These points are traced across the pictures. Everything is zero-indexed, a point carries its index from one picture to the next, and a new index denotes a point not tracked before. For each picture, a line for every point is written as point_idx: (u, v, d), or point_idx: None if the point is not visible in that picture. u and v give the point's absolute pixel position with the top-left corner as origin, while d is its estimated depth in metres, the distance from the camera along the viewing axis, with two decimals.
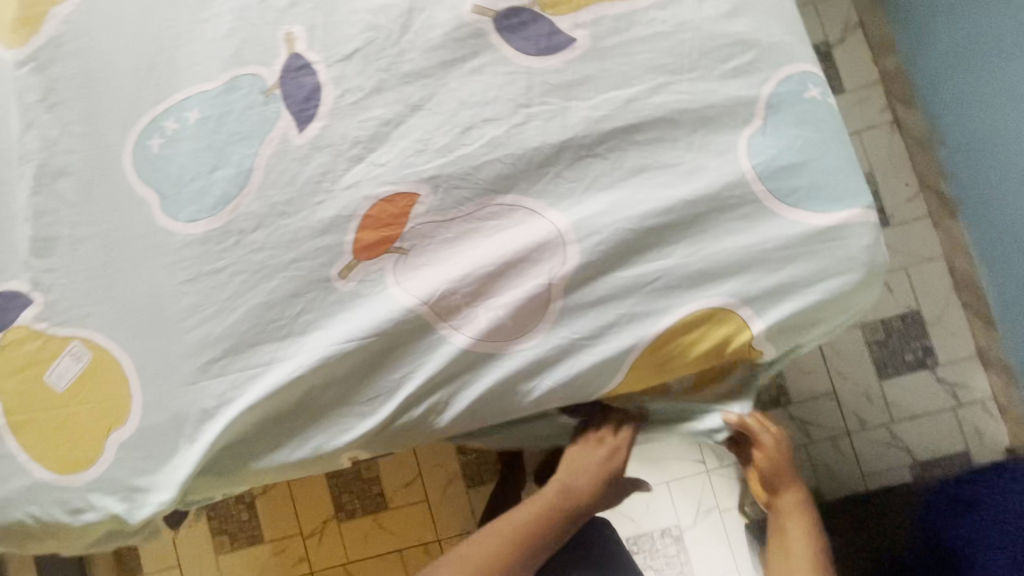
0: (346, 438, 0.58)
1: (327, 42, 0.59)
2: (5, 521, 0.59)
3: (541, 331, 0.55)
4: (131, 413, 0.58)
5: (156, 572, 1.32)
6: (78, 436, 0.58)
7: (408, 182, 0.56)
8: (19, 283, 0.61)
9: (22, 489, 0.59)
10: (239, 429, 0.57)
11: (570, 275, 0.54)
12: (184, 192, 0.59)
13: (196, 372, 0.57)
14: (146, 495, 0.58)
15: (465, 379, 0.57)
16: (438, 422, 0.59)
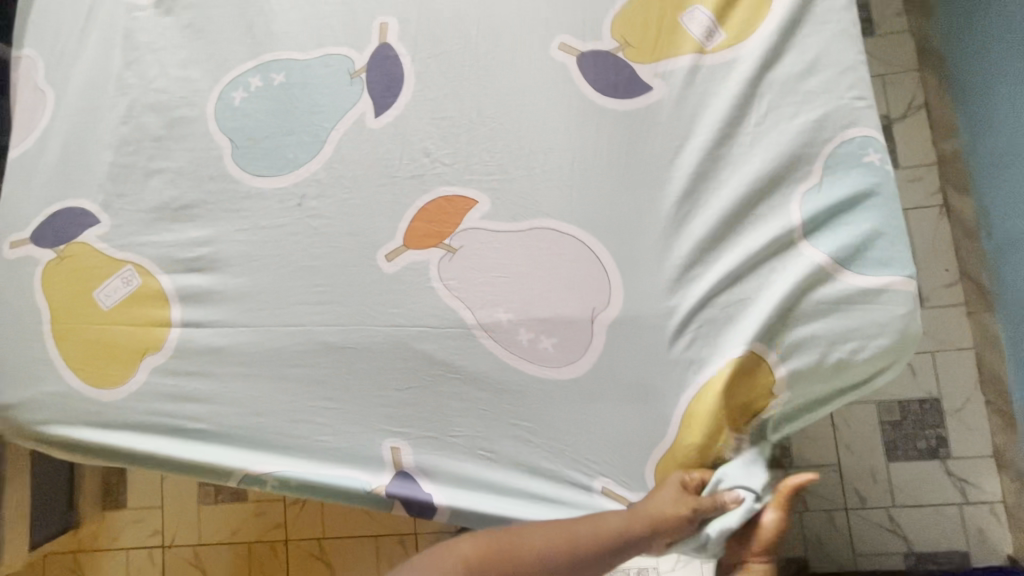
0: (349, 418, 0.57)
1: (417, 40, 0.63)
2: (21, 422, 0.62)
3: (574, 364, 0.54)
4: (164, 344, 0.60)
5: (139, 507, 1.36)
6: (108, 354, 0.61)
7: (467, 179, 0.59)
8: (92, 205, 0.66)
9: (45, 394, 0.61)
10: (257, 380, 0.58)
11: (610, 314, 0.54)
12: (257, 149, 0.63)
13: (232, 317, 0.60)
14: (152, 427, 0.59)
15: (484, 376, 0.55)
16: (442, 407, 0.56)
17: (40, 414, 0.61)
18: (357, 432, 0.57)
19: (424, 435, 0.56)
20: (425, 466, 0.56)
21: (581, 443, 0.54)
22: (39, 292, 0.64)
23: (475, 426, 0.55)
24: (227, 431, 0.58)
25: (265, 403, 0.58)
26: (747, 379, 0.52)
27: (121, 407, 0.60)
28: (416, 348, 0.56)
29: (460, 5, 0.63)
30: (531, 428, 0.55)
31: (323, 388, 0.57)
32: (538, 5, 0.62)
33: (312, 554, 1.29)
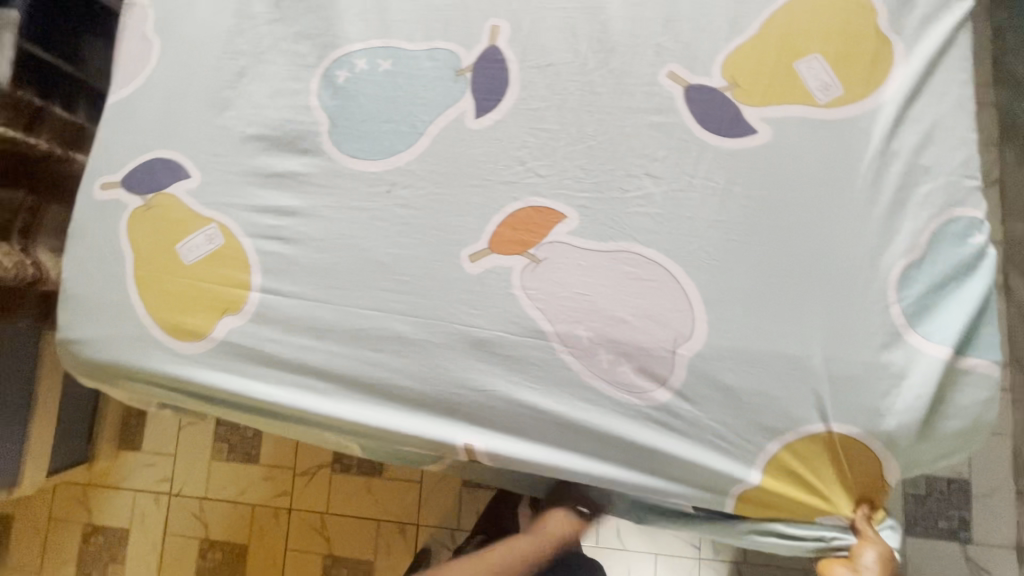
0: (421, 404, 0.61)
1: (526, 47, 0.63)
2: (102, 357, 0.66)
3: (653, 393, 0.57)
4: (246, 304, 0.64)
5: (151, 450, 1.38)
6: (193, 307, 0.64)
7: (557, 193, 0.60)
8: (185, 159, 0.67)
9: (129, 335, 0.65)
10: (333, 357, 0.62)
11: (692, 348, 0.56)
12: (354, 130, 0.64)
13: (315, 293, 0.62)
14: (232, 387, 0.63)
15: (553, 386, 0.58)
16: (503, 407, 0.59)
17: (123, 354, 0.65)
18: (432, 421, 0.61)
19: (494, 435, 0.60)
20: (496, 459, 0.61)
21: (643, 466, 0.58)
22: (126, 238, 0.67)
23: (545, 437, 0.59)
24: (298, 402, 0.62)
25: (335, 379, 0.62)
26: (854, 457, 0.54)
27: (202, 358, 0.64)
28: (485, 352, 0.60)
29: (574, 19, 0.63)
30: (597, 447, 0.58)
31: (394, 377, 0.61)
32: (652, 30, 0.62)
33: (314, 527, 1.30)
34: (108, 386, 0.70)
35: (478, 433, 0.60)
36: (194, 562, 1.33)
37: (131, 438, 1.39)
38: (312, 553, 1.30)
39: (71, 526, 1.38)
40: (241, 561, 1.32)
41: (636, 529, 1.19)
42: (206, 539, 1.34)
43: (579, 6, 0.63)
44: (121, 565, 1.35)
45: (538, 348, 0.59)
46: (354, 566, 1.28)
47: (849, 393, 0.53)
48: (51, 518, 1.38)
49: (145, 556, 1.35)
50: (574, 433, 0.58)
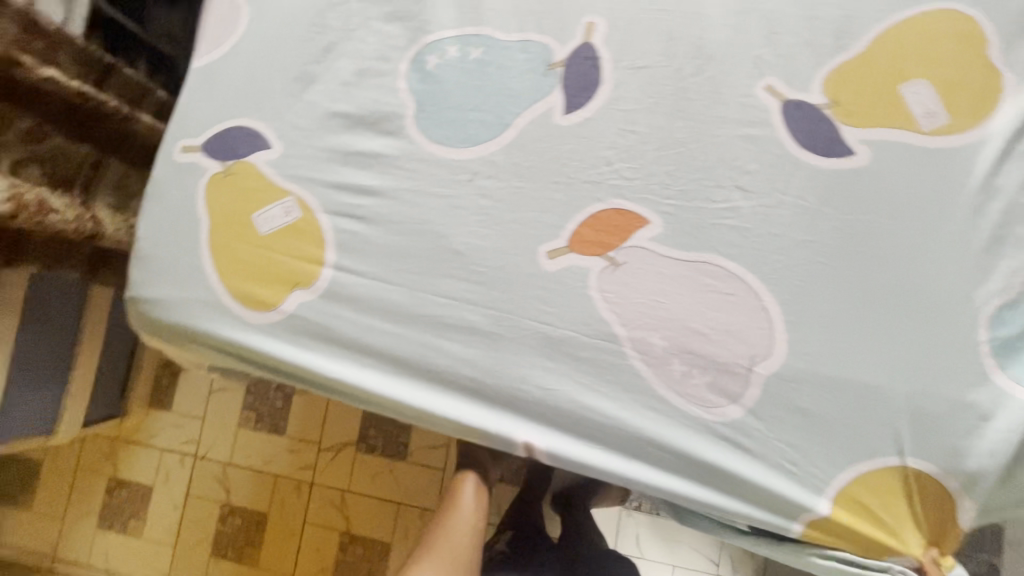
0: (485, 398, 0.61)
1: (621, 47, 0.62)
2: (172, 318, 0.67)
3: (723, 408, 0.57)
4: (318, 279, 0.64)
5: (180, 411, 1.40)
6: (265, 277, 0.65)
7: (642, 197, 0.59)
8: (266, 129, 0.68)
9: (200, 299, 0.66)
10: (400, 342, 0.62)
11: (768, 367, 0.56)
12: (440, 117, 0.64)
13: (389, 275, 0.63)
14: (300, 363, 0.64)
15: (623, 392, 0.59)
16: (569, 409, 0.59)
17: (192, 317, 0.66)
18: (494, 416, 0.61)
19: (556, 436, 0.60)
20: (556, 460, 0.61)
21: (703, 480, 0.58)
22: (202, 202, 0.67)
23: (605, 443, 0.59)
24: (364, 383, 0.63)
25: (403, 361, 0.62)
26: (927, 496, 0.55)
27: (270, 329, 0.64)
28: (556, 350, 0.59)
29: (674, 22, 0.62)
30: (657, 458, 0.58)
31: (460, 364, 0.61)
32: (755, 40, 0.60)
33: (333, 504, 1.32)
34: (172, 347, 0.71)
35: (538, 434, 0.60)
36: (214, 525, 1.35)
37: (162, 397, 1.42)
38: (330, 530, 1.31)
39: (96, 478, 1.40)
40: (260, 529, 1.34)
41: (656, 539, 1.21)
42: (227, 504, 1.36)
43: (681, 9, 0.62)
44: (142, 521, 1.38)
45: (610, 352, 0.59)
46: (371, 546, 1.29)
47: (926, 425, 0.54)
48: (78, 468, 1.41)
49: (166, 514, 1.37)
50: (636, 442, 0.58)
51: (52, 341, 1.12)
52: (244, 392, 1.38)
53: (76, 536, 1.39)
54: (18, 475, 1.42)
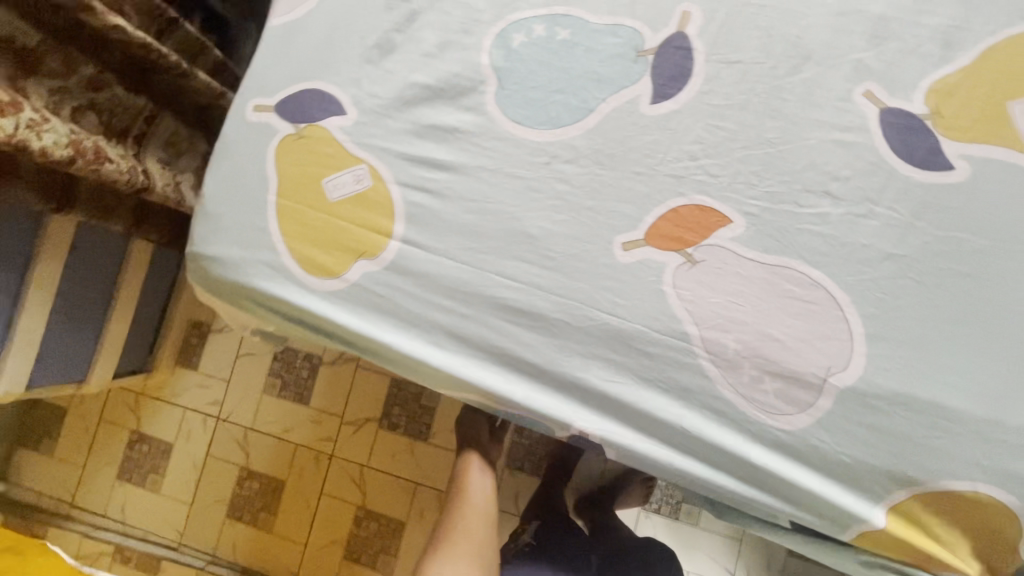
0: (547, 385, 0.61)
1: (716, 39, 0.61)
2: (233, 277, 0.66)
3: (792, 417, 0.56)
4: (385, 251, 0.63)
5: (206, 372, 1.41)
6: (330, 244, 0.64)
7: (727, 195, 0.58)
8: (342, 94, 0.67)
9: (262, 260, 0.65)
10: (466, 322, 0.61)
11: (843, 379, 0.54)
12: (522, 97, 0.63)
13: (458, 253, 0.62)
14: (362, 331, 0.64)
15: (689, 391, 0.58)
16: (632, 404, 0.59)
17: (254, 278, 0.65)
18: (550, 402, 0.61)
19: (611, 426, 0.60)
20: (608, 446, 0.62)
21: (756, 482, 0.58)
22: (272, 163, 0.66)
23: (659, 437, 0.60)
24: (422, 357, 0.63)
25: (464, 340, 0.62)
26: (989, 517, 0.54)
27: (332, 297, 0.64)
28: (623, 343, 0.58)
29: (773, 17, 0.60)
30: (711, 457, 0.58)
31: (523, 348, 0.60)
32: (858, 42, 0.58)
33: (352, 477, 1.32)
34: (226, 306, 0.71)
35: (591, 421, 0.61)
36: (231, 488, 1.36)
37: (190, 356, 1.42)
38: (346, 503, 1.32)
39: (120, 430, 1.42)
40: (277, 495, 1.34)
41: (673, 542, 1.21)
42: (246, 468, 1.37)
43: (782, 4, 0.60)
44: (161, 477, 1.39)
45: (679, 351, 0.57)
46: (386, 522, 1.30)
47: (1001, 452, 0.53)
48: (102, 419, 1.42)
49: (185, 472, 1.38)
50: (693, 441, 0.58)
51: (91, 290, 1.12)
52: (270, 359, 1.39)
53: (95, 486, 1.40)
54: (43, 420, 1.44)
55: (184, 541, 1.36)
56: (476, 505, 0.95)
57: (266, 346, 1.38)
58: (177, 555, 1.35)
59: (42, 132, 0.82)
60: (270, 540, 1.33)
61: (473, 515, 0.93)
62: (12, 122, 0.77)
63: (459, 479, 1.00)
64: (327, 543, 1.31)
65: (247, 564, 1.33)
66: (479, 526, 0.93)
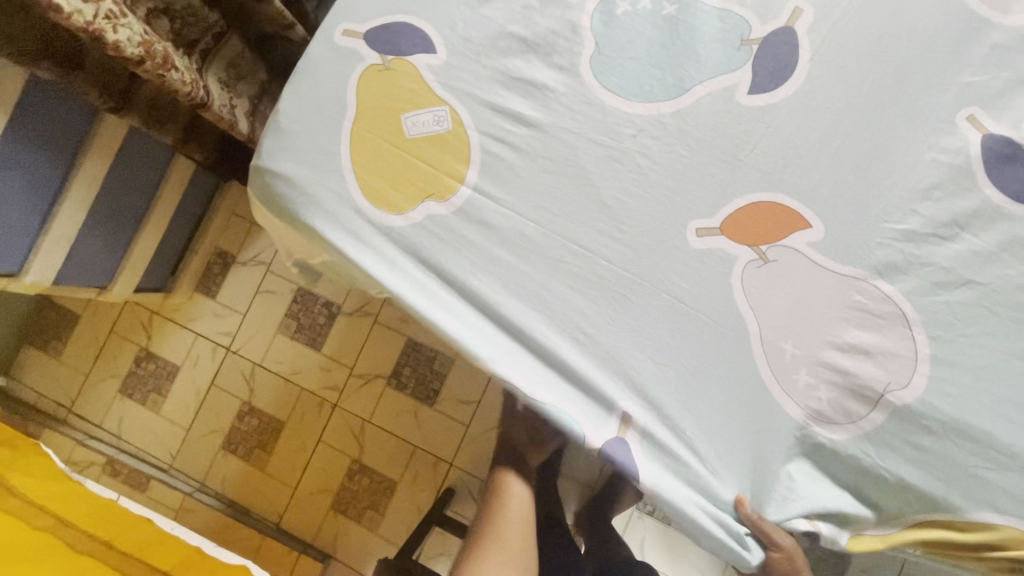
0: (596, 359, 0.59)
1: (828, 38, 0.59)
2: (294, 196, 0.65)
3: (839, 425, 0.56)
4: (455, 196, 0.62)
5: (223, 302, 1.40)
6: (400, 181, 0.63)
7: (812, 197, 0.57)
8: (434, 32, 0.65)
9: (327, 185, 0.64)
10: (524, 279, 0.60)
11: (901, 397, 0.54)
12: (618, 66, 0.62)
13: (528, 210, 0.61)
14: (418, 274, 0.63)
15: (739, 385, 0.57)
16: (679, 391, 0.58)
17: (316, 202, 0.64)
18: (596, 376, 0.59)
19: (654, 413, 0.58)
20: (641, 444, 0.59)
21: (764, 498, 0.58)
22: (353, 90, 0.65)
23: (698, 429, 0.58)
24: (464, 315, 0.61)
25: (520, 301, 0.61)
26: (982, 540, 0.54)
27: (393, 232, 0.63)
28: (681, 326, 0.58)
29: (890, 24, 0.58)
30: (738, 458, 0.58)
31: (579, 317, 0.59)
32: (971, 64, 0.57)
33: (352, 431, 1.32)
34: (277, 226, 0.69)
35: (637, 405, 0.59)
36: (231, 421, 1.36)
37: (210, 284, 1.41)
38: (342, 454, 1.32)
39: (129, 346, 1.41)
40: (274, 436, 1.34)
41: (662, 547, 1.21)
42: (248, 403, 1.36)
43: (901, 15, 0.58)
44: (162, 398, 1.38)
45: (741, 345, 0.57)
46: (378, 480, 1.30)
47: None
48: (113, 331, 1.42)
49: (186, 397, 1.38)
50: (726, 437, 0.58)
51: (130, 198, 1.11)
52: (290, 301, 1.38)
53: (96, 396, 1.40)
54: (54, 322, 1.44)
55: (175, 464, 1.36)
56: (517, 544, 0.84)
57: (289, 287, 1.38)
58: (166, 477, 1.35)
59: (117, 26, 0.79)
60: (260, 478, 1.33)
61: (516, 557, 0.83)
62: (92, 9, 0.75)
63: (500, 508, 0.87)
64: (317, 491, 1.31)
65: (233, 496, 1.33)
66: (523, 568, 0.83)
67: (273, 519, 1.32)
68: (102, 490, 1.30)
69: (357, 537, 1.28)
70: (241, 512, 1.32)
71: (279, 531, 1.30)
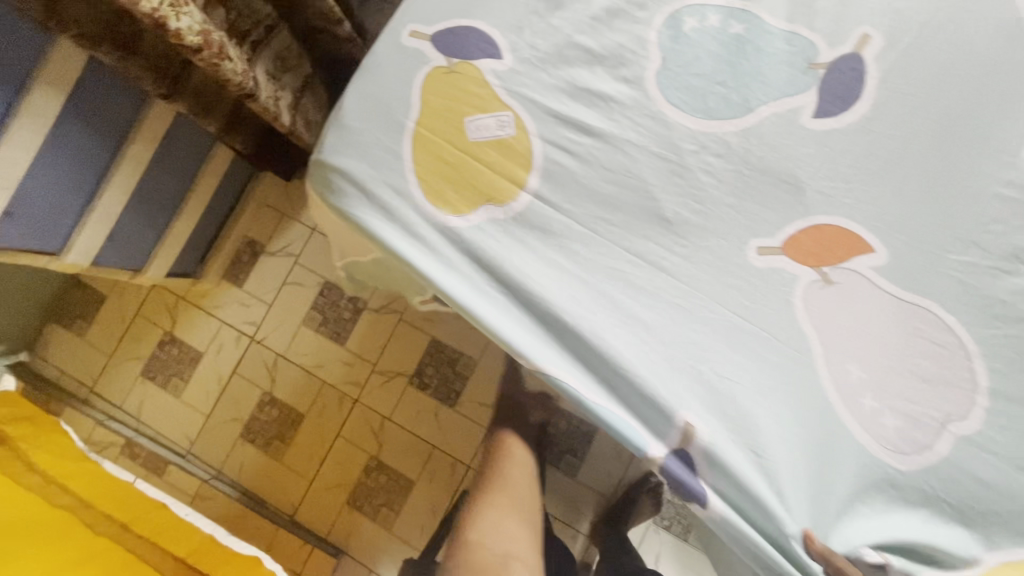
0: (655, 372, 0.58)
1: (896, 65, 0.59)
2: (358, 191, 0.65)
3: (904, 454, 0.56)
4: (516, 201, 0.63)
5: (250, 291, 1.41)
6: (463, 182, 0.64)
7: (875, 224, 0.57)
8: (500, 39, 0.66)
9: (389, 182, 0.65)
10: (581, 289, 0.61)
11: (963, 429, 0.55)
12: (684, 82, 0.62)
13: (587, 220, 0.61)
14: (477, 276, 0.63)
15: (794, 407, 0.57)
16: (735, 409, 0.57)
17: (379, 199, 0.65)
18: (660, 387, 0.58)
19: (720, 429, 0.57)
20: (706, 462, 0.56)
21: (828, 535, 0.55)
22: (418, 91, 0.66)
23: (766, 451, 0.56)
24: (518, 319, 0.62)
25: (576, 308, 0.60)
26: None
27: (452, 233, 0.63)
28: (737, 344, 0.58)
29: (959, 55, 0.58)
30: (800, 484, 0.56)
31: (637, 327, 0.59)
32: None
33: (371, 427, 1.32)
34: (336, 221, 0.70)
35: (704, 419, 0.57)
36: (251, 410, 1.36)
37: (238, 273, 1.42)
38: (359, 450, 1.32)
39: (153, 329, 1.42)
40: (293, 427, 1.34)
41: (676, 563, 1.20)
42: (269, 393, 1.36)
43: (971, 46, 0.58)
44: (183, 383, 1.39)
45: (803, 366, 0.57)
46: (394, 478, 1.30)
47: None
48: (139, 314, 1.43)
49: (207, 383, 1.38)
50: (789, 460, 0.56)
51: (170, 184, 1.12)
52: (316, 293, 1.39)
53: (118, 377, 1.41)
54: (81, 301, 1.45)
55: (193, 450, 1.36)
56: (516, 479, 0.97)
57: (316, 279, 1.39)
58: (184, 462, 1.36)
59: (180, 14, 0.80)
60: (276, 469, 1.33)
61: (519, 484, 0.97)
62: None
63: (500, 449, 1.02)
64: (333, 485, 1.31)
65: (249, 486, 1.33)
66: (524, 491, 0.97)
67: (287, 511, 1.32)
68: (120, 471, 1.31)
69: (370, 534, 1.28)
70: (256, 503, 1.32)
71: (293, 523, 1.31)
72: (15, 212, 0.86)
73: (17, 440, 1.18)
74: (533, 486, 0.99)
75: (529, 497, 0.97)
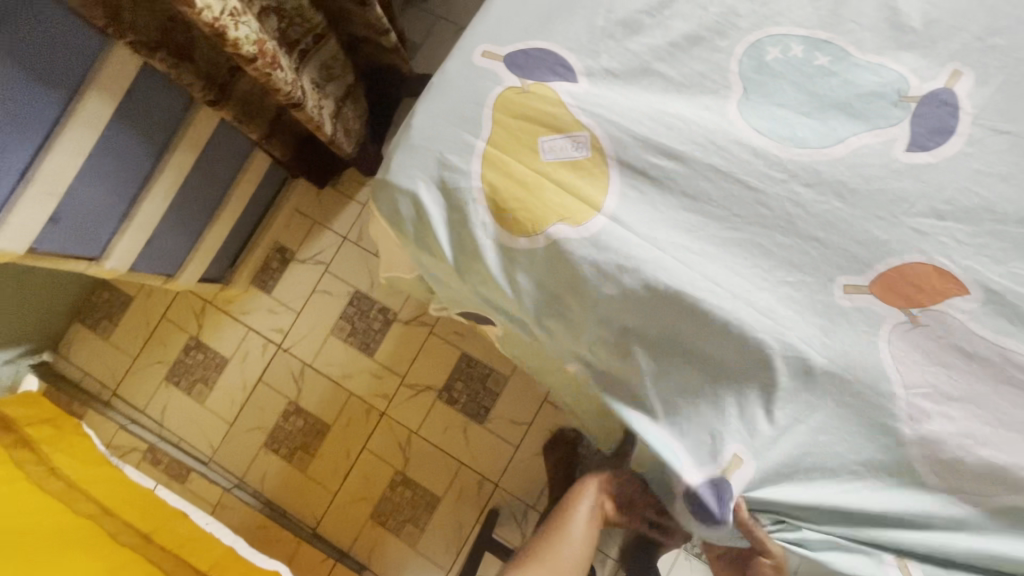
0: (724, 403, 0.59)
1: (992, 102, 0.57)
2: (421, 213, 0.64)
3: (975, 495, 0.58)
4: (591, 221, 0.61)
5: (278, 299, 1.39)
6: (537, 200, 0.61)
7: (967, 264, 0.55)
8: (576, 62, 0.64)
9: (457, 204, 0.63)
10: (656, 321, 0.60)
11: None
12: (768, 111, 0.61)
13: (664, 246, 0.60)
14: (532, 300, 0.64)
15: (857, 440, 0.59)
16: (800, 438, 0.59)
17: (445, 222, 0.64)
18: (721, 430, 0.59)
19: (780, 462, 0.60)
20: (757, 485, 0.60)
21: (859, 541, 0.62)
22: (489, 108, 0.64)
23: (814, 482, 0.61)
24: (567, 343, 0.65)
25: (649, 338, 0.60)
26: None
27: (518, 252, 0.63)
28: (810, 380, 0.58)
29: None
30: (846, 504, 0.59)
31: (710, 363, 0.59)
32: None
33: (397, 441, 1.30)
34: (394, 239, 0.69)
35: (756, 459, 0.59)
36: (275, 419, 1.34)
37: (265, 280, 1.40)
38: (385, 464, 1.30)
39: (179, 333, 1.40)
40: (318, 438, 1.32)
41: None
42: (295, 403, 1.34)
43: None
44: (207, 390, 1.37)
45: (880, 410, 0.57)
46: (419, 494, 1.28)
47: None
48: (164, 317, 1.41)
49: (232, 391, 1.36)
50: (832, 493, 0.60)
51: (209, 189, 1.11)
52: (346, 303, 1.37)
53: (141, 382, 1.39)
54: (107, 302, 1.43)
55: (215, 457, 1.34)
56: (571, 537, 0.92)
57: (346, 289, 1.37)
58: (205, 470, 1.34)
59: (239, 23, 0.78)
60: (300, 480, 1.31)
61: (568, 544, 0.92)
62: (220, 5, 0.74)
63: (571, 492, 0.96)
64: (357, 499, 1.29)
65: (271, 496, 1.31)
66: (568, 552, 0.92)
67: (309, 523, 1.30)
68: (141, 477, 1.28)
69: (394, 551, 1.26)
70: (278, 514, 1.30)
71: (315, 535, 1.28)
72: (60, 219, 0.84)
73: (40, 442, 1.16)
74: (585, 548, 0.92)
75: (579, 557, 0.92)
